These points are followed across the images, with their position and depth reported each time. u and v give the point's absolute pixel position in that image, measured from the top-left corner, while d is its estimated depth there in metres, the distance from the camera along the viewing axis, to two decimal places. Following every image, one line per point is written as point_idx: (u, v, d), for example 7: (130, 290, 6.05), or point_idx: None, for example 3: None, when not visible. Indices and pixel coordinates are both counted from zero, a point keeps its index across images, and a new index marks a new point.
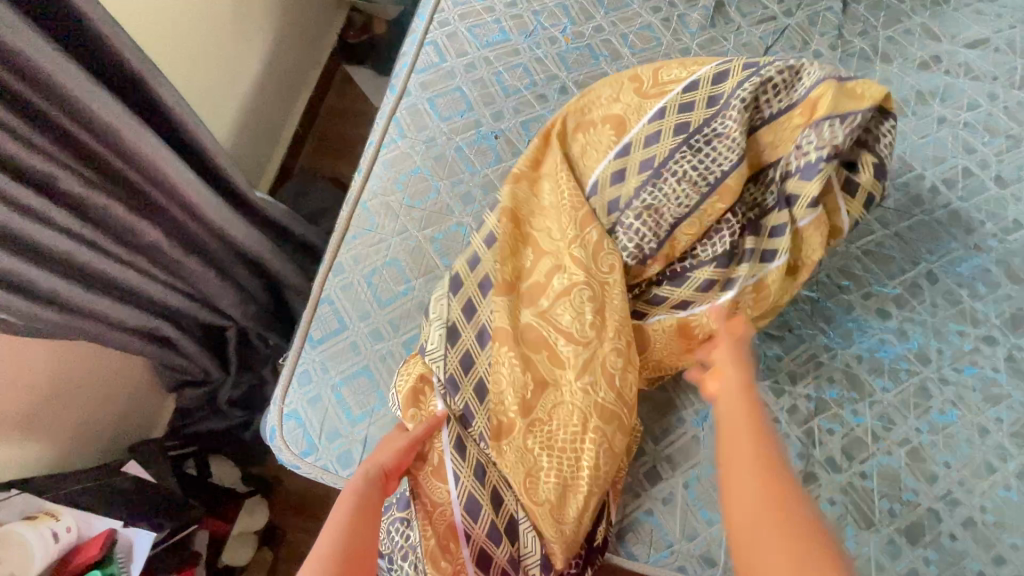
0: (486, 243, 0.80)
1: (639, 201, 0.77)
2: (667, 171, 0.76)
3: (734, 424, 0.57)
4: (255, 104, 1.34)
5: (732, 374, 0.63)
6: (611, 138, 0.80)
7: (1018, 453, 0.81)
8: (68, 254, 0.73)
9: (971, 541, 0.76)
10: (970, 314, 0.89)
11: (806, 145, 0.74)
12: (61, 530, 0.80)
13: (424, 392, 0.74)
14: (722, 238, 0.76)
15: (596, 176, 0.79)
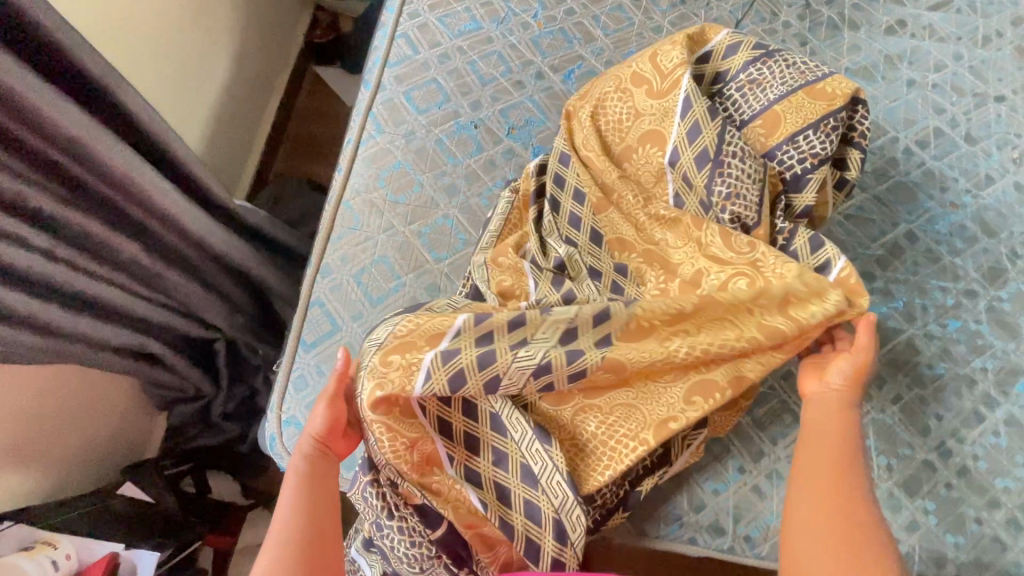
0: (573, 226, 0.83)
1: (723, 190, 0.77)
2: (727, 157, 0.77)
3: (818, 431, 0.66)
4: (226, 112, 1.30)
5: (834, 381, 0.69)
6: (657, 152, 0.82)
7: (1003, 400, 0.84)
8: (42, 274, 0.71)
9: (966, 488, 0.79)
10: (951, 270, 0.91)
11: (789, 159, 0.78)
12: (60, 559, 0.78)
13: (413, 342, 0.66)
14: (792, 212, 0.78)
15: (672, 189, 0.81)
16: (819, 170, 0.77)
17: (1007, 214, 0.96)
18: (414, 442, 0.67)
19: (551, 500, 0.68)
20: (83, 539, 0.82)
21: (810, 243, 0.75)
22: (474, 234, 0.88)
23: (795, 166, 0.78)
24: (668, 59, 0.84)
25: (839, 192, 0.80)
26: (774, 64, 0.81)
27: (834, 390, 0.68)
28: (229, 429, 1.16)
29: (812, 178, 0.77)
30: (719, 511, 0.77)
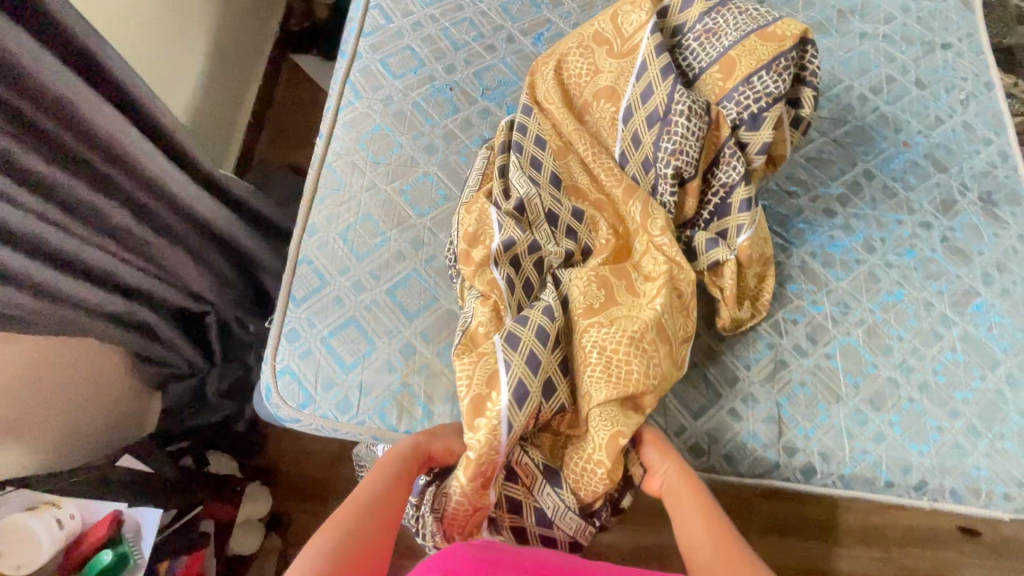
0: (535, 168, 0.88)
1: (667, 146, 0.83)
2: (675, 116, 0.82)
3: (686, 514, 0.70)
4: (207, 96, 1.32)
5: (669, 465, 0.74)
6: (612, 109, 0.89)
7: (958, 320, 0.89)
8: (32, 232, 0.72)
9: (927, 401, 0.84)
10: (906, 204, 0.97)
11: (746, 99, 0.82)
12: (65, 517, 0.79)
13: (486, 398, 0.71)
14: (736, 161, 0.83)
15: (621, 147, 0.89)
16: (774, 108, 0.82)
17: (956, 151, 1.02)
18: (476, 509, 0.72)
19: (567, 530, 0.76)
20: (83, 500, 0.83)
21: (737, 205, 0.84)
22: (454, 189, 0.92)
23: (750, 107, 0.82)
24: (629, 22, 0.89)
25: (796, 130, 0.85)
26: (728, 12, 0.85)
27: (670, 473, 0.74)
28: (225, 408, 1.19)
29: (767, 116, 0.82)
30: (699, 435, 0.81)
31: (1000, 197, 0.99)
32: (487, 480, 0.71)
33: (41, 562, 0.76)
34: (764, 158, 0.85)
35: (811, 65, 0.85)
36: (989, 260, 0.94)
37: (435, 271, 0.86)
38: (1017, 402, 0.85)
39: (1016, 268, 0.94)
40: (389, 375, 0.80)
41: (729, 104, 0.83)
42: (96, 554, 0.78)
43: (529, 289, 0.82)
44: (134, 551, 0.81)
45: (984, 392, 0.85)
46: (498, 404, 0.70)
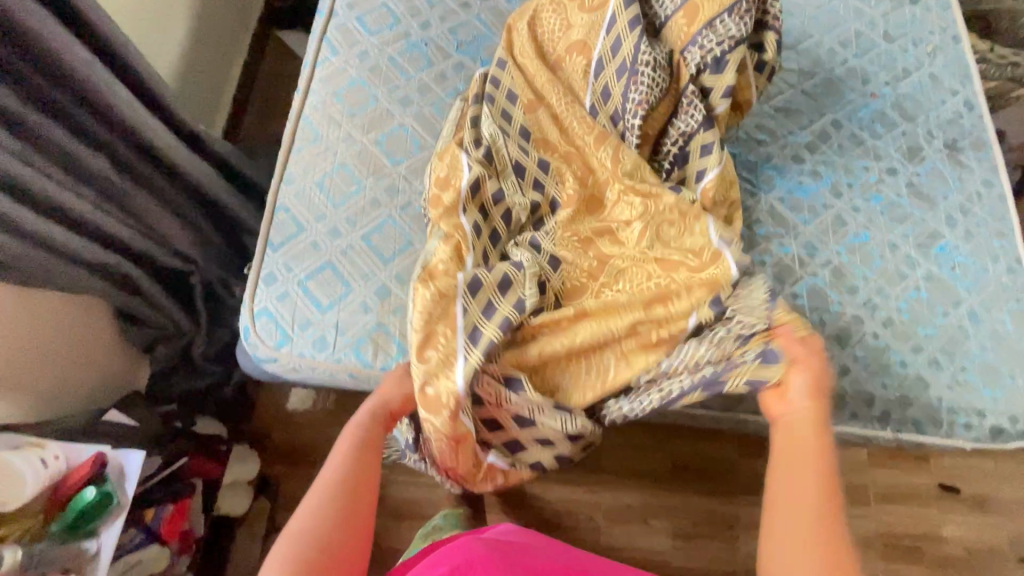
0: (506, 117, 0.90)
1: (636, 96, 0.85)
2: (641, 66, 0.85)
3: (794, 452, 0.68)
4: (193, 63, 1.33)
5: (799, 406, 0.71)
6: (585, 63, 0.91)
7: (922, 260, 0.92)
8: (14, 175, 0.74)
9: (891, 337, 0.87)
10: (873, 151, 0.99)
11: (709, 43, 0.84)
12: (48, 458, 0.81)
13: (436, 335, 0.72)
14: (696, 108, 0.86)
15: (590, 99, 0.91)
16: (737, 52, 0.83)
17: (922, 101, 1.04)
18: (455, 440, 0.74)
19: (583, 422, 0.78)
20: (67, 444, 0.85)
21: (699, 150, 0.86)
22: (429, 139, 0.93)
23: (715, 50, 0.84)
24: None
25: (761, 75, 0.88)
26: None
27: (798, 411, 0.71)
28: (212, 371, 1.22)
29: (730, 60, 0.83)
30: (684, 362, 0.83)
31: (965, 144, 1.01)
32: (454, 412, 0.71)
33: (25, 499, 0.77)
34: (728, 103, 0.87)
35: (772, 11, 0.87)
36: (954, 205, 0.96)
37: (410, 216, 0.88)
38: (979, 336, 0.87)
39: (979, 212, 0.96)
40: (365, 316, 0.82)
41: (694, 48, 0.85)
42: (79, 492, 0.80)
43: (498, 240, 0.84)
44: (119, 491, 0.82)
45: (947, 328, 0.88)
46: (455, 347, 0.72)
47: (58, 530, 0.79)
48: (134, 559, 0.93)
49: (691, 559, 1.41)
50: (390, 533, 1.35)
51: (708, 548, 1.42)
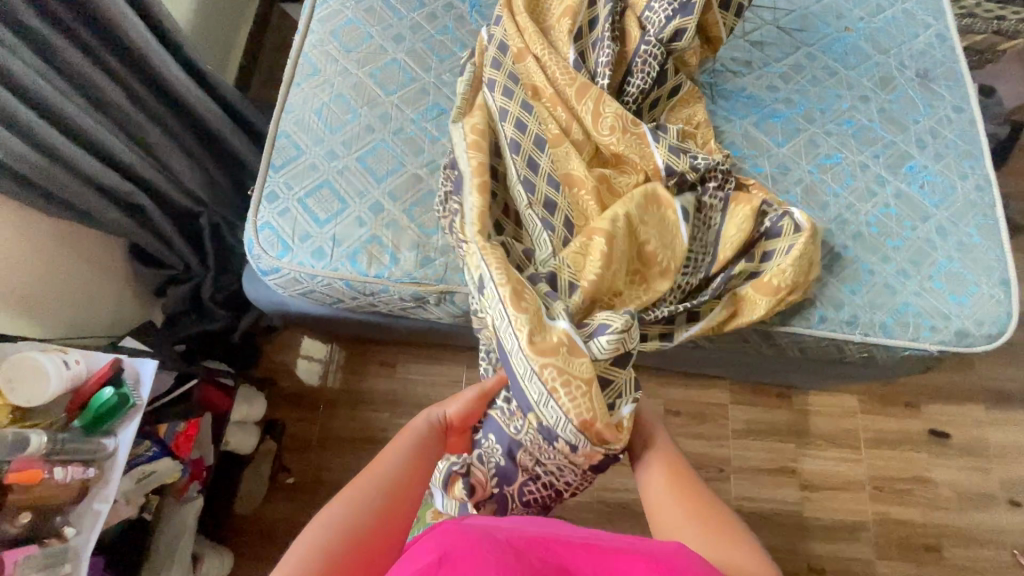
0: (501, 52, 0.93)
1: (601, 58, 0.93)
2: (604, 35, 0.94)
3: (652, 449, 0.78)
4: (209, 14, 1.43)
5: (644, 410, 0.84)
6: (569, 28, 0.94)
7: (892, 179, 0.96)
8: (38, 93, 0.80)
9: (860, 248, 0.91)
10: (846, 81, 1.03)
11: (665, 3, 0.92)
12: (71, 360, 0.87)
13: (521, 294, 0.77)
14: (650, 63, 0.92)
15: (571, 53, 0.93)
16: None
17: (895, 36, 1.07)
18: (588, 383, 0.73)
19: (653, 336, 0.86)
20: (86, 351, 0.91)
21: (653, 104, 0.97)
22: (420, 72, 0.99)
23: (669, 12, 0.91)
24: None
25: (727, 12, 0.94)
26: None
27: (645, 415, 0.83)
28: (221, 317, 1.26)
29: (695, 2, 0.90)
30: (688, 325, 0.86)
31: (936, 74, 1.05)
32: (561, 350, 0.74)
33: (49, 395, 0.83)
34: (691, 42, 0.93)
35: None
36: (925, 129, 1.00)
37: (402, 140, 0.94)
38: (945, 248, 0.91)
39: (949, 135, 1.00)
40: (360, 229, 0.87)
41: (652, 12, 0.94)
42: (98, 392, 0.87)
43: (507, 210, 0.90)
44: (134, 393, 0.89)
45: (915, 241, 0.91)
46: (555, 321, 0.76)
47: (80, 426, 0.85)
48: (149, 468, 0.99)
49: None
50: None
51: None
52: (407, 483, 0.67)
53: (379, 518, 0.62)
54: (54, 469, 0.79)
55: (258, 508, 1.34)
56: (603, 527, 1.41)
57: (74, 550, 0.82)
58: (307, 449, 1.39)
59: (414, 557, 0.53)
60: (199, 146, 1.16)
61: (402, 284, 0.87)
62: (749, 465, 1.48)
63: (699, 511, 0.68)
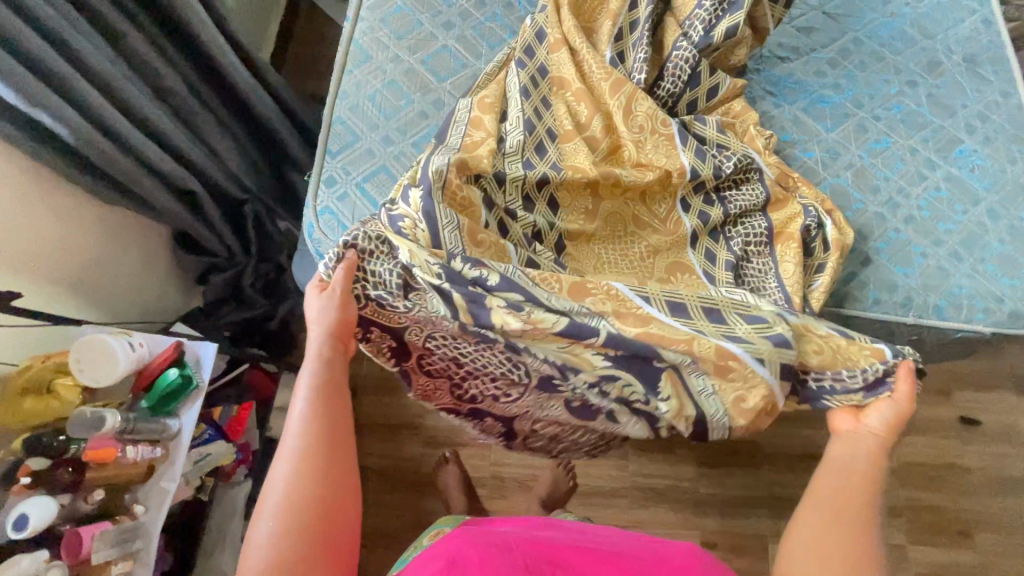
0: (539, 40, 0.93)
1: (640, 56, 0.92)
2: (644, 34, 0.93)
3: (854, 468, 0.72)
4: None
5: (872, 432, 0.76)
6: (610, 28, 0.93)
7: (942, 163, 0.96)
8: (110, 81, 0.82)
9: (912, 231, 0.91)
10: (893, 66, 1.03)
11: (712, 5, 0.91)
12: (135, 343, 0.88)
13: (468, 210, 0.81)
14: (682, 65, 0.92)
15: (609, 50, 0.92)
16: None
17: (941, 20, 1.07)
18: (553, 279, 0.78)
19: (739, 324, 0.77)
20: (149, 335, 0.93)
21: (686, 105, 0.94)
22: (471, 59, 1.00)
23: (719, 12, 0.91)
24: None
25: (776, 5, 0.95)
26: None
27: (870, 435, 0.76)
28: (260, 305, 1.27)
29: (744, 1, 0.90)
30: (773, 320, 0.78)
31: (983, 58, 1.05)
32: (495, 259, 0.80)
33: (117, 376, 0.84)
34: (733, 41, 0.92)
35: None
36: (972, 113, 1.00)
37: None
38: (997, 232, 0.92)
39: (998, 119, 1.00)
40: None
41: (701, 9, 0.92)
42: (163, 373, 0.88)
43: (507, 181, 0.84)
44: (196, 375, 0.90)
45: (967, 224, 0.92)
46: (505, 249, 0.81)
47: (146, 406, 0.87)
48: (206, 449, 1.01)
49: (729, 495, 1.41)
50: (427, 459, 1.42)
51: (734, 475, 1.46)
52: (327, 433, 0.67)
53: (316, 481, 0.64)
54: (126, 448, 0.81)
55: None
56: (637, 513, 1.41)
57: (144, 527, 0.84)
58: None
59: (425, 563, 0.61)
60: (246, 133, 1.17)
61: None
62: (780, 452, 1.48)
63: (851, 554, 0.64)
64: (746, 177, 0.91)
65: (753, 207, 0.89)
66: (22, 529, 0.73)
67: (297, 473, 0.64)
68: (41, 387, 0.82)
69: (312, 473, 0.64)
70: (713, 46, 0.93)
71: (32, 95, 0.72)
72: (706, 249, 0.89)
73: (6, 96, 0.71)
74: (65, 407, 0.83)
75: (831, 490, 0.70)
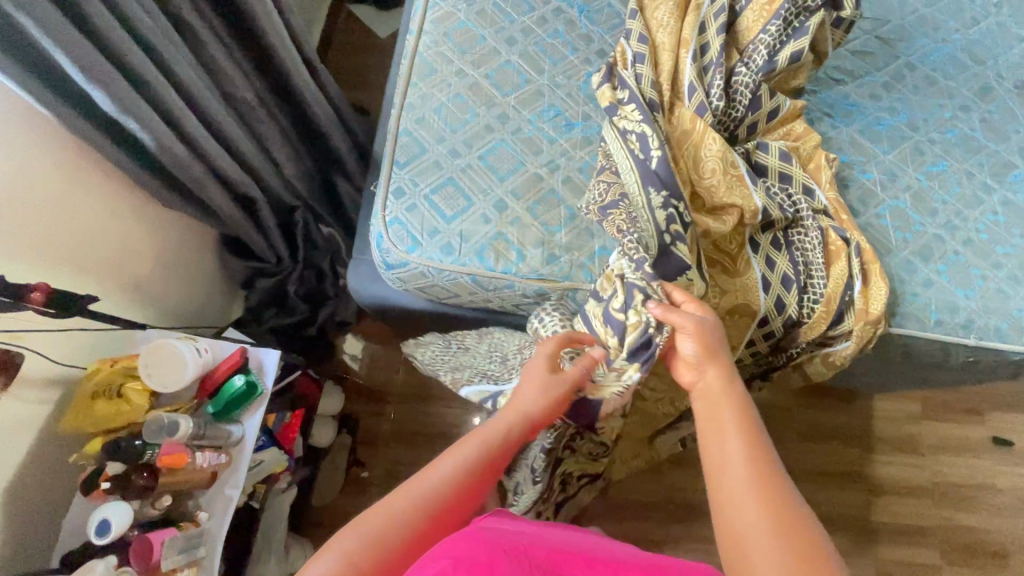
0: (635, 63, 0.91)
1: (717, 81, 0.90)
2: (715, 60, 0.91)
3: (714, 409, 0.64)
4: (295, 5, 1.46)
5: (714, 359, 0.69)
6: (678, 53, 0.91)
7: (998, 187, 0.98)
8: (192, 90, 0.83)
9: (971, 253, 0.93)
10: (946, 90, 1.05)
11: (777, 32, 0.92)
12: (201, 349, 0.88)
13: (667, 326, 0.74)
14: (744, 90, 0.92)
15: (690, 78, 0.90)
16: (815, 17, 0.93)
17: (991, 47, 1.10)
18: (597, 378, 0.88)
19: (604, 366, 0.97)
20: (213, 341, 0.93)
21: (744, 131, 0.95)
22: (533, 75, 1.01)
23: (782, 38, 0.93)
24: None
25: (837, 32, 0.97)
26: None
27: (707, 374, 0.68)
28: (302, 310, 1.27)
29: (809, 27, 0.92)
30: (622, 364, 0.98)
31: None
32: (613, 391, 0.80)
33: (186, 382, 0.85)
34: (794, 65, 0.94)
35: None
36: None
37: (521, 140, 0.96)
38: None
39: None
40: (485, 226, 0.90)
41: (766, 31, 0.92)
42: (229, 379, 0.89)
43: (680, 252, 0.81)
44: (260, 381, 0.91)
45: None
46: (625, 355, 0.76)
47: (211, 412, 0.87)
48: (259, 457, 1.01)
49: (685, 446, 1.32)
50: None
51: None
52: (451, 509, 0.58)
53: (413, 543, 0.54)
54: (196, 454, 0.81)
55: (334, 501, 1.33)
56: None
57: (208, 532, 0.84)
58: (382, 444, 1.39)
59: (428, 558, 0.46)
60: (301, 142, 1.17)
61: (528, 280, 0.89)
62: (813, 470, 1.48)
63: (765, 502, 0.54)
64: (801, 224, 0.91)
65: (819, 260, 0.88)
66: (106, 534, 0.75)
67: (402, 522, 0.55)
68: (111, 392, 0.82)
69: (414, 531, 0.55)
70: (774, 72, 0.94)
71: (126, 104, 0.72)
72: (777, 298, 0.87)
73: (100, 103, 0.72)
74: (135, 412, 0.83)
75: (723, 450, 0.60)
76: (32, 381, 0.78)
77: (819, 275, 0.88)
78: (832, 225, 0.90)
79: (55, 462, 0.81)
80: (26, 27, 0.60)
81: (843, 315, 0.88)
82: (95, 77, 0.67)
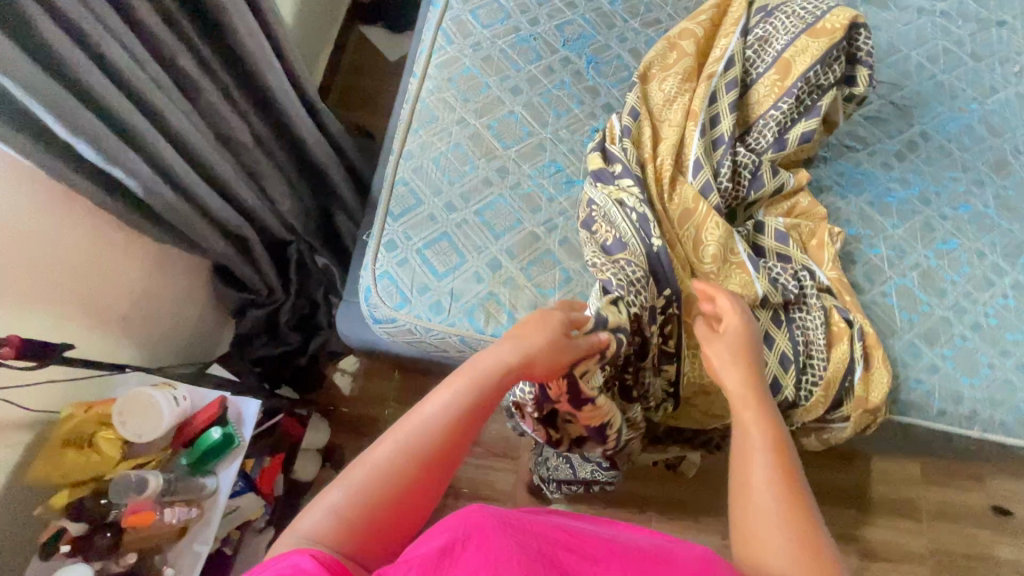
0: (621, 137, 0.90)
1: (727, 161, 0.88)
2: (723, 139, 0.90)
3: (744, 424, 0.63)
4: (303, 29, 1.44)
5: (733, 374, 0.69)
6: (683, 122, 0.89)
7: (1009, 269, 0.95)
8: (185, 137, 0.81)
9: (979, 339, 0.89)
10: (961, 163, 1.02)
11: (785, 110, 0.90)
12: (179, 397, 0.86)
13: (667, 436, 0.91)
14: (755, 166, 0.91)
15: (695, 155, 0.87)
16: (827, 96, 0.92)
17: (1010, 119, 1.07)
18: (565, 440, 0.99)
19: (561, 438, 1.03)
20: (193, 388, 0.91)
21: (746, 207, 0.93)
22: (536, 127, 0.99)
23: (794, 115, 0.91)
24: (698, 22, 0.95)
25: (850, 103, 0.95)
26: (779, 19, 0.92)
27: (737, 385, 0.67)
28: (292, 340, 1.23)
29: (823, 104, 0.91)
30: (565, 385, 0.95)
31: None
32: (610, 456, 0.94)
33: (160, 433, 0.82)
34: (800, 141, 0.92)
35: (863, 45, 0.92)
36: None
37: (519, 196, 0.94)
38: None
39: None
40: (478, 285, 0.87)
41: (780, 104, 0.90)
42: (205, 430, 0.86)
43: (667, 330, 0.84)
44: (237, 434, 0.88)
45: None
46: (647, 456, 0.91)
47: (186, 463, 0.85)
48: (234, 503, 0.98)
49: (678, 488, 1.30)
50: None
51: None
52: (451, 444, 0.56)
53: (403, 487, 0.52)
54: (164, 511, 0.79)
55: None
56: None
57: None
58: None
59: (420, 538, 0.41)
60: (300, 178, 1.15)
61: None
62: None
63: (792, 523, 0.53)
64: (805, 301, 0.87)
65: (820, 340, 0.85)
66: None
67: (391, 470, 0.53)
68: (83, 441, 0.80)
69: (403, 473, 0.52)
70: (787, 145, 0.92)
71: (113, 155, 0.71)
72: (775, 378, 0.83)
73: (87, 155, 0.70)
74: (106, 463, 0.80)
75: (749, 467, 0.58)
76: (4, 429, 0.76)
77: (821, 359, 0.84)
78: (835, 305, 0.87)
79: (23, 511, 0.79)
80: (6, 85, 0.58)
81: (842, 398, 0.85)
82: (80, 131, 0.66)
